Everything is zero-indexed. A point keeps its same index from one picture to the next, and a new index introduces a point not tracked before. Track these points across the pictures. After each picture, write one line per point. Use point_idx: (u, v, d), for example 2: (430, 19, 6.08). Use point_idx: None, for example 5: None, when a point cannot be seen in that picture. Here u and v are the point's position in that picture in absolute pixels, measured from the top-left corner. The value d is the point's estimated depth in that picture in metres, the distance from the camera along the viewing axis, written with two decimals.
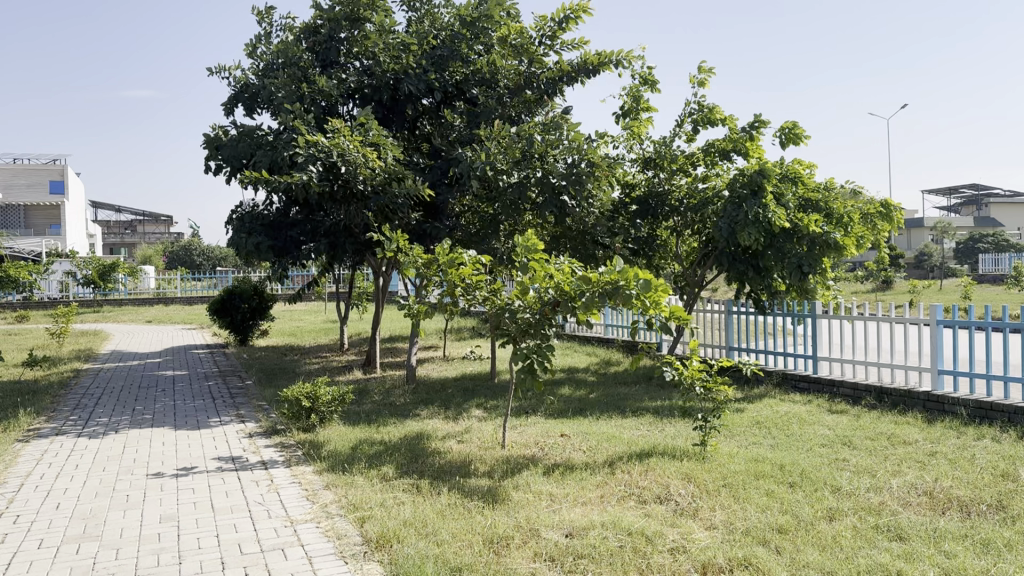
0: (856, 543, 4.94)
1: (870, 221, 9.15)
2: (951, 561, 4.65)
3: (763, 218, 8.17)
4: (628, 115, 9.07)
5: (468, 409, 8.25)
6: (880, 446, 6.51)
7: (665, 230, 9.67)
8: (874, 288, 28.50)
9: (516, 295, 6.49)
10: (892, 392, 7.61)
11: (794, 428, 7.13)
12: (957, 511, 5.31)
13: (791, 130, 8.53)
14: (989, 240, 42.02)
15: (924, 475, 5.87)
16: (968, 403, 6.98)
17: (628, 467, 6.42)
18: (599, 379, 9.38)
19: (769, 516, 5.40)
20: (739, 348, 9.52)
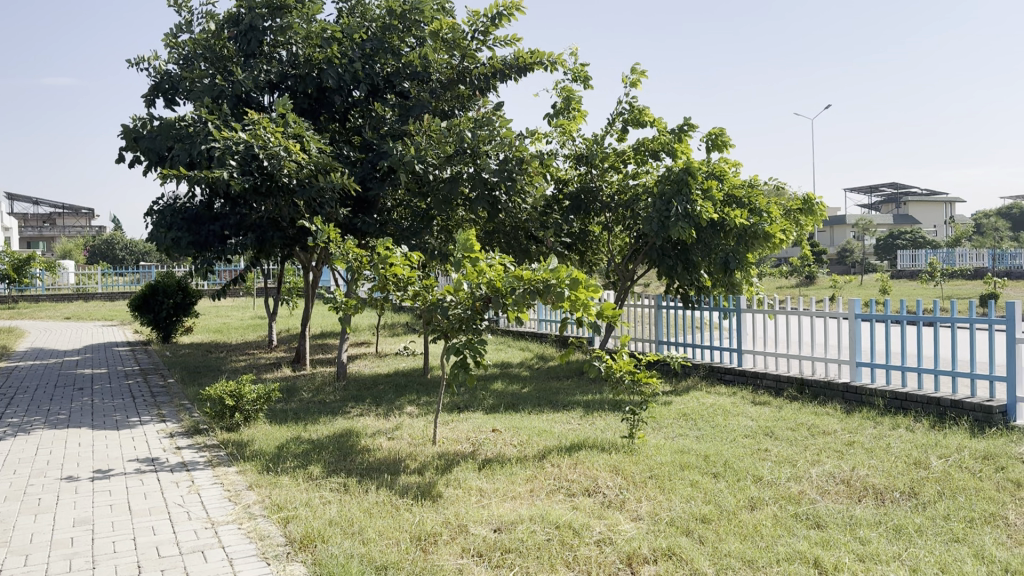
0: (775, 532, 5.06)
1: (794, 218, 9.34)
2: (865, 547, 4.82)
3: (691, 212, 8.35)
4: (561, 114, 9.06)
5: (400, 406, 8.17)
6: (800, 436, 6.70)
7: (597, 226, 9.75)
8: (799, 283, 29.30)
9: (449, 292, 6.36)
10: (812, 384, 7.84)
11: (719, 420, 7.27)
12: (872, 499, 5.50)
13: (716, 137, 8.68)
14: (907, 237, 43.70)
15: (841, 464, 6.06)
16: (884, 394, 7.23)
17: (558, 460, 6.45)
18: (532, 373, 9.43)
19: (693, 506, 5.50)
20: (668, 343, 9.67)
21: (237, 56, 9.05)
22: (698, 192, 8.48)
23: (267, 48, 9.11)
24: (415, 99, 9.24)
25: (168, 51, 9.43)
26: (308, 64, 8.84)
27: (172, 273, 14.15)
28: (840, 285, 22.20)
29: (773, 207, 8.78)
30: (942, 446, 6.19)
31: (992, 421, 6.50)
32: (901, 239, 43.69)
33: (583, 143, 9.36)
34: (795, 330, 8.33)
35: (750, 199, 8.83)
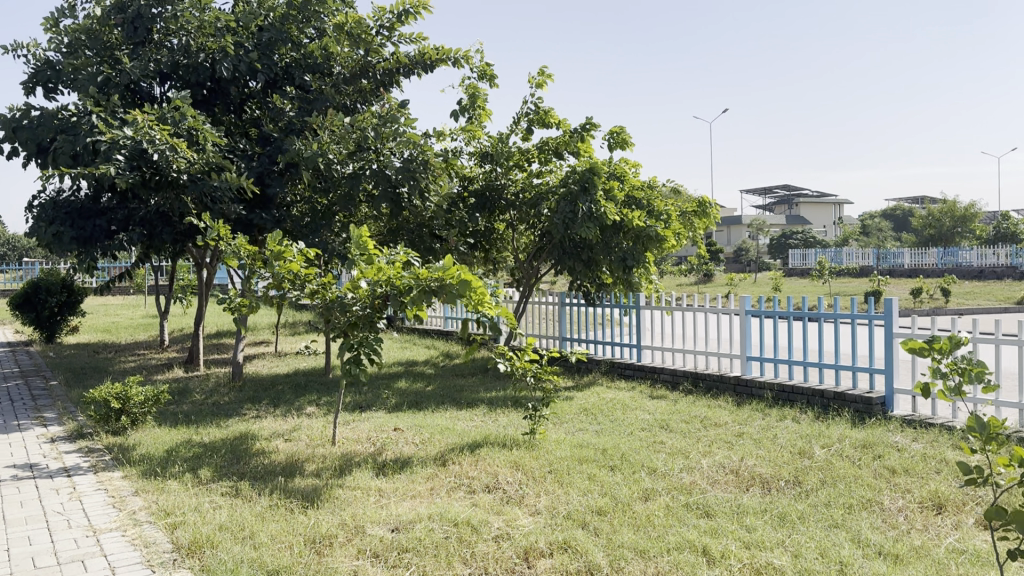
0: (667, 522, 5.21)
1: (688, 220, 9.61)
2: (750, 535, 5.01)
3: (595, 213, 8.45)
4: (465, 111, 9.03)
5: (299, 406, 8.00)
6: (693, 428, 6.92)
7: (502, 224, 9.76)
8: (696, 281, 30.22)
9: (349, 289, 6.26)
10: (706, 377, 8.11)
11: (617, 414, 7.43)
12: (759, 487, 5.73)
13: (618, 134, 8.85)
14: (800, 237, 45.74)
15: (731, 455, 6.29)
16: (772, 387, 7.55)
17: (459, 458, 6.45)
18: (437, 371, 9.40)
19: (589, 499, 5.61)
20: (572, 339, 9.83)
21: (125, 44, 8.68)
22: (601, 192, 8.62)
23: (158, 36, 8.82)
24: (316, 92, 9.05)
25: (49, 37, 8.95)
26: (201, 53, 8.56)
27: (56, 270, 13.44)
28: (734, 284, 22.98)
29: (671, 208, 9.06)
30: (825, 436, 6.49)
31: (872, 412, 6.87)
32: (795, 238, 45.67)
33: (488, 141, 9.37)
34: (691, 326, 8.60)
35: (648, 200, 9.09)
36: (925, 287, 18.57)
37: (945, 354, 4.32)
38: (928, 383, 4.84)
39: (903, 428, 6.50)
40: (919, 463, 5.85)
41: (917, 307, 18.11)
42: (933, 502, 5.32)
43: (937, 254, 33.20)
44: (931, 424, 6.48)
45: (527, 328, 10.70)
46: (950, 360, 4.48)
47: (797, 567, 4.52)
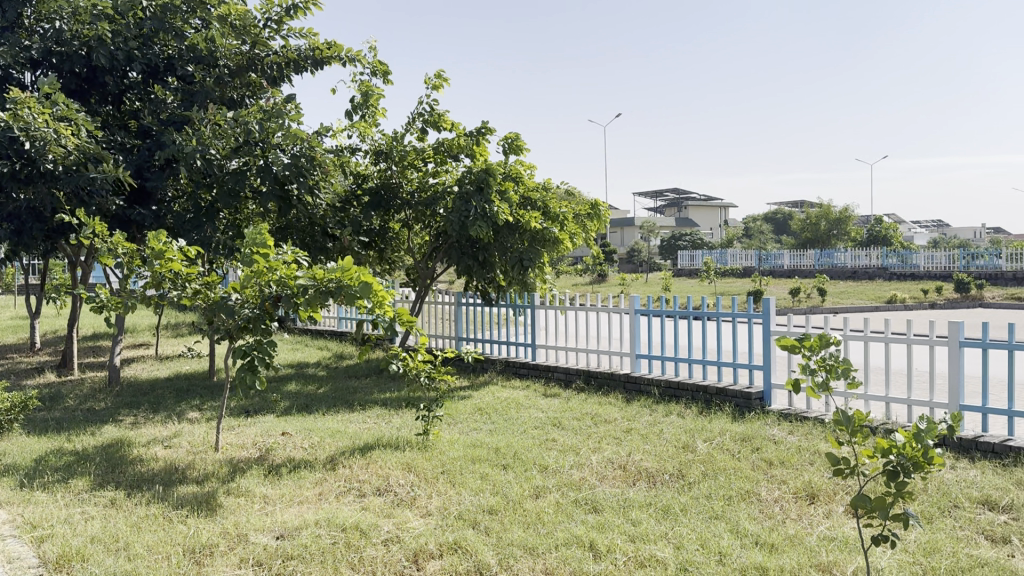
0: (556, 518, 5.30)
1: (581, 221, 9.68)
2: (635, 528, 5.16)
3: (489, 212, 8.45)
4: (359, 109, 8.90)
5: (181, 412, 7.69)
6: (584, 425, 7.06)
7: (397, 224, 9.66)
8: (589, 281, 30.82)
9: (234, 289, 6.07)
10: (597, 375, 8.30)
11: (511, 413, 7.49)
12: (645, 482, 5.90)
13: (512, 142, 8.92)
14: (689, 238, 47.40)
15: (620, 450, 6.45)
16: (659, 383, 7.78)
17: (349, 461, 6.35)
18: (329, 373, 9.23)
19: (480, 498, 5.63)
20: (467, 339, 9.85)
21: None
22: (496, 193, 8.63)
23: (28, 21, 8.34)
24: (200, 85, 8.72)
25: None
26: (76, 41, 8.14)
27: None
28: (625, 283, 23.64)
29: (566, 212, 9.23)
30: (707, 430, 6.73)
31: (751, 406, 7.17)
32: (685, 240, 47.31)
33: (382, 139, 9.24)
34: (583, 324, 8.76)
35: (543, 201, 9.18)
36: (803, 286, 19.63)
37: (815, 350, 4.54)
38: (799, 378, 5.08)
39: (780, 422, 6.82)
40: (794, 454, 6.15)
41: (795, 306, 19.06)
42: (807, 492, 5.61)
43: (812, 255, 34.88)
44: (806, 417, 6.81)
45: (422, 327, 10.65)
46: (820, 358, 4.70)
47: (679, 559, 4.69)
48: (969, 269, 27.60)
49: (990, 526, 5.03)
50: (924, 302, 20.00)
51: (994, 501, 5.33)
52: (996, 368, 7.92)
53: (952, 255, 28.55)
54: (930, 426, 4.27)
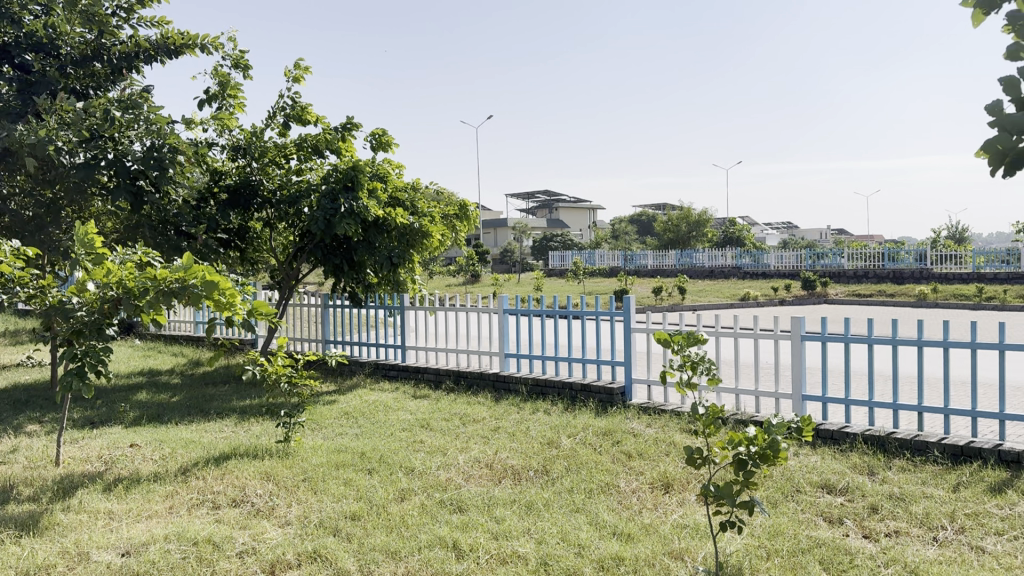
0: (419, 520, 5.26)
1: (450, 221, 9.76)
2: (499, 525, 5.19)
3: (358, 209, 8.28)
4: (216, 101, 8.56)
5: (17, 425, 7.14)
6: (452, 426, 7.02)
7: (258, 222, 9.38)
8: (462, 282, 30.88)
9: (73, 292, 5.67)
10: (466, 375, 8.32)
11: (378, 416, 7.38)
12: (510, 479, 5.92)
13: (380, 137, 8.81)
14: (561, 240, 48.44)
15: (486, 449, 6.45)
16: (527, 381, 7.89)
17: (203, 472, 6.08)
18: (184, 381, 8.81)
19: (342, 505, 5.51)
20: (334, 342, 9.65)
21: None
22: (364, 190, 8.51)
23: None
24: (39, 74, 8.13)
25: None
26: None
27: None
28: (496, 283, 23.91)
29: (432, 210, 9.19)
30: (571, 425, 6.86)
31: (613, 401, 7.38)
32: (557, 241, 48.32)
33: (241, 133, 8.92)
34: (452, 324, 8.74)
35: (412, 202, 9.09)
36: (665, 284, 20.46)
37: (681, 347, 4.60)
38: (665, 372, 5.15)
39: (639, 415, 7.05)
40: (652, 446, 6.37)
41: (657, 304, 19.81)
42: (662, 482, 5.82)
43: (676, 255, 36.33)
44: (663, 410, 7.09)
45: (286, 331, 10.35)
46: (684, 354, 4.79)
47: (540, 553, 4.76)
48: (815, 268, 29.50)
49: (828, 508, 5.38)
50: (777, 300, 21.28)
51: (831, 485, 5.70)
52: (834, 359, 8.49)
53: (799, 254, 30.44)
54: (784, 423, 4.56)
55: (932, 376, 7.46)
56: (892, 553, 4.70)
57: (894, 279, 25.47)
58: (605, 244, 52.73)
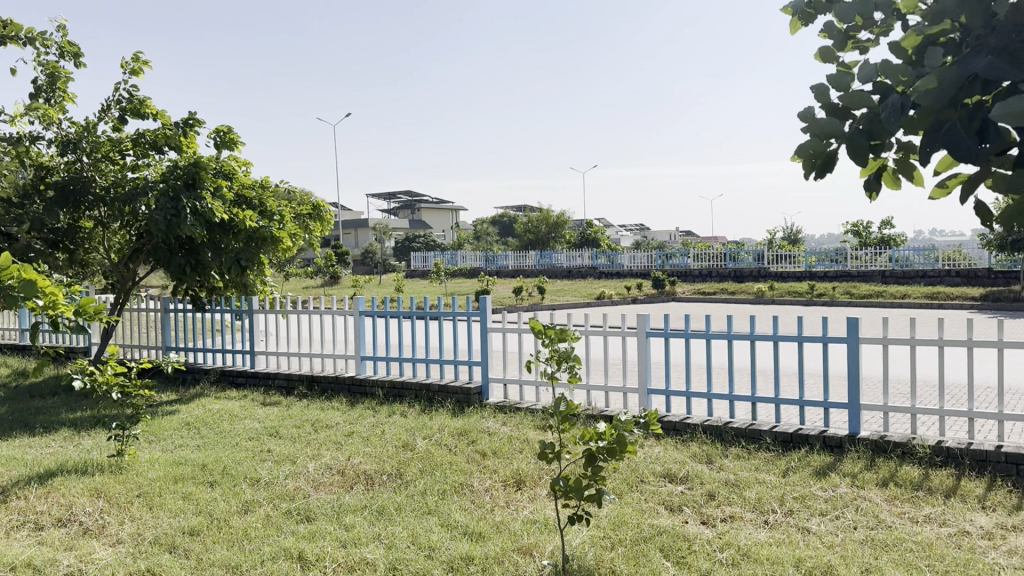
0: (263, 532, 5.06)
1: (303, 222, 9.52)
2: (347, 533, 5.07)
3: (201, 210, 7.95)
4: (42, 93, 7.95)
5: None
6: (303, 432, 6.82)
7: (89, 221, 8.78)
8: (321, 284, 30.11)
9: None
10: (320, 380, 8.12)
11: (223, 425, 7.07)
12: (362, 484, 5.78)
13: (223, 134, 8.45)
14: (425, 241, 48.28)
15: (338, 455, 6.28)
16: (383, 384, 7.80)
17: (24, 492, 5.61)
18: (7, 394, 8.11)
19: (180, 520, 5.23)
20: (176, 348, 9.17)
21: None
22: (208, 188, 8.16)
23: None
24: None
25: None
26: None
27: None
28: (357, 282, 23.51)
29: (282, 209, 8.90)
30: (426, 427, 6.80)
31: (470, 401, 7.40)
32: (420, 243, 48.15)
33: (70, 127, 8.28)
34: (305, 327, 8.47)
35: (260, 199, 8.84)
36: (525, 285, 20.77)
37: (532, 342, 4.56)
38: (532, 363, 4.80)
39: (495, 414, 7.09)
40: (505, 444, 6.41)
41: (515, 303, 20.07)
42: (514, 479, 5.85)
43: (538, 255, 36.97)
44: (518, 408, 7.18)
45: (120, 337, 9.75)
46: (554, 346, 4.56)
47: (389, 559, 4.69)
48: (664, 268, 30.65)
49: (669, 496, 5.61)
50: (631, 299, 22.09)
51: (673, 473, 5.95)
52: (678, 353, 8.87)
53: (651, 255, 31.69)
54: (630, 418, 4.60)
55: (766, 367, 7.94)
56: (726, 537, 4.96)
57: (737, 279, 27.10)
58: (469, 245, 52.98)
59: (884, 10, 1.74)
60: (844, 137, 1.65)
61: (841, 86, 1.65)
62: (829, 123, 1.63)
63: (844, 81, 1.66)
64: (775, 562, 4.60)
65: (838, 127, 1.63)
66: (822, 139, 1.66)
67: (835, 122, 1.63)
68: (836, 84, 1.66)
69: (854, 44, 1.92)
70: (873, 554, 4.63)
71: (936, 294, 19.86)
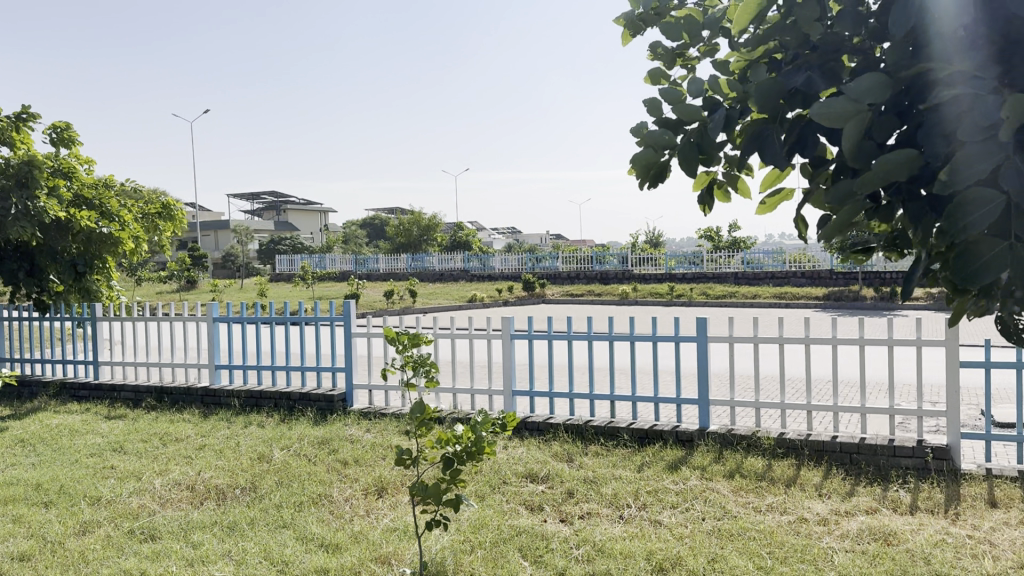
0: (103, 554, 4.76)
1: (152, 221, 9.12)
2: (195, 551, 4.82)
3: (34, 210, 7.38)
4: None
5: None
6: (150, 447, 6.48)
7: None
8: (178, 289, 28.55)
9: None
10: (171, 391, 7.78)
11: (63, 442, 6.61)
12: (212, 499, 5.55)
13: (62, 130, 7.94)
14: (294, 243, 46.96)
15: (188, 469, 6.01)
16: (239, 394, 7.55)
17: None
18: None
19: (9, 545, 4.85)
20: (9, 360, 8.53)
21: None
22: (43, 187, 7.55)
23: None
24: None
25: None
26: None
27: None
28: (217, 287, 22.61)
29: (125, 210, 8.40)
30: (285, 437, 6.61)
31: (333, 408, 7.26)
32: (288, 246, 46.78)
33: None
34: (153, 336, 8.06)
35: (100, 199, 8.29)
36: (396, 288, 20.60)
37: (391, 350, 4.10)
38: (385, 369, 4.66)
39: (359, 421, 6.98)
40: (367, 451, 6.31)
41: (382, 308, 19.74)
42: (375, 487, 5.74)
43: (408, 259, 36.61)
44: (383, 414, 7.09)
45: None
46: (405, 355, 4.06)
47: None
48: (534, 272, 31.16)
49: (530, 496, 5.67)
50: (501, 301, 22.28)
51: (534, 474, 6.02)
52: (540, 353, 9.05)
53: (522, 258, 32.09)
54: (487, 419, 4.54)
55: (623, 366, 8.22)
56: (583, 534, 5.05)
57: (602, 281, 27.91)
58: (341, 249, 51.94)
59: (712, 30, 1.80)
60: (677, 148, 1.70)
61: (672, 100, 1.70)
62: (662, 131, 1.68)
63: (674, 95, 1.70)
64: (628, 555, 4.72)
65: (670, 139, 1.68)
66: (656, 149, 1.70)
67: (667, 132, 1.68)
68: (667, 98, 1.71)
69: (682, 64, 1.95)
70: (719, 543, 4.83)
71: (778, 293, 21.20)
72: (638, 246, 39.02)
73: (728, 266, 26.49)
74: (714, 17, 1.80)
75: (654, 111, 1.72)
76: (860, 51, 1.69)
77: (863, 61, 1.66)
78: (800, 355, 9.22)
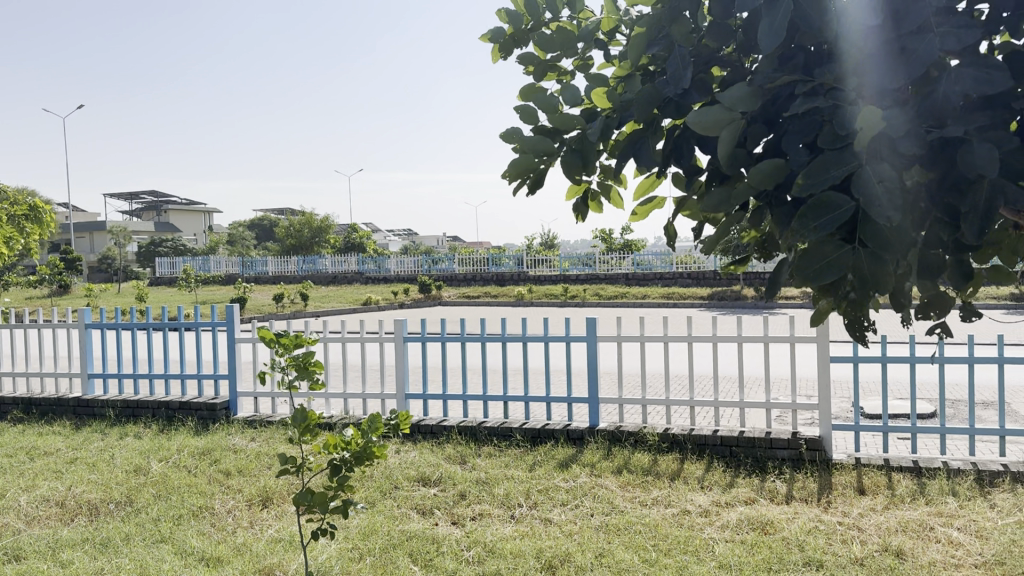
0: None
1: (17, 223, 8.62)
2: (64, 570, 4.55)
3: None
4: None
5: None
6: (16, 462, 6.10)
7: None
8: (47, 294, 26.76)
9: None
10: (40, 402, 7.39)
11: None
12: (84, 516, 5.26)
13: None
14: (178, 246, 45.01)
15: (58, 485, 5.67)
16: (114, 404, 7.22)
17: None
18: None
19: None
20: None
21: None
22: None
23: None
24: None
25: None
26: None
27: None
28: (90, 292, 21.42)
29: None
30: (163, 448, 6.35)
31: (215, 417, 7.03)
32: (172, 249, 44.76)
33: None
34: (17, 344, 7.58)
35: None
36: (286, 292, 20.09)
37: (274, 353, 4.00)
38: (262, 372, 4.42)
39: (243, 429, 6.78)
40: (252, 461, 6.13)
41: (268, 313, 19.13)
42: (260, 498, 5.59)
43: (298, 262, 35.68)
44: (268, 421, 6.92)
45: None
46: (288, 356, 4.01)
47: None
48: (429, 274, 30.97)
49: (421, 500, 5.64)
50: (395, 304, 22.05)
51: (426, 477, 6.00)
52: (429, 357, 9.03)
53: (417, 260, 31.89)
54: (372, 421, 4.46)
55: (512, 368, 8.30)
56: (474, 536, 5.06)
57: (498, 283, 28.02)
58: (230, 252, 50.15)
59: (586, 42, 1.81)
60: (555, 156, 1.70)
61: (548, 108, 1.72)
62: (540, 139, 1.68)
63: (552, 103, 1.73)
64: (518, 555, 4.76)
65: (548, 147, 1.68)
66: (534, 156, 1.69)
67: (545, 140, 1.68)
68: (542, 107, 1.72)
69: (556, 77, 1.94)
70: (606, 538, 4.94)
71: (670, 293, 21.88)
72: (535, 248, 39.47)
73: (620, 267, 27.11)
74: (588, 30, 1.83)
75: (529, 119, 1.72)
76: (728, 63, 1.78)
77: (734, 72, 1.73)
78: (681, 354, 9.55)
